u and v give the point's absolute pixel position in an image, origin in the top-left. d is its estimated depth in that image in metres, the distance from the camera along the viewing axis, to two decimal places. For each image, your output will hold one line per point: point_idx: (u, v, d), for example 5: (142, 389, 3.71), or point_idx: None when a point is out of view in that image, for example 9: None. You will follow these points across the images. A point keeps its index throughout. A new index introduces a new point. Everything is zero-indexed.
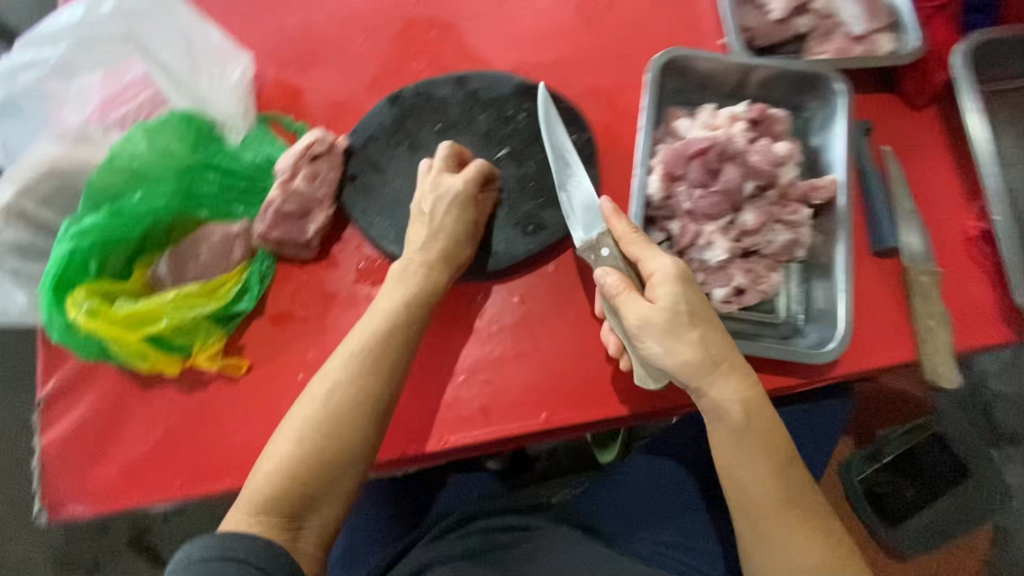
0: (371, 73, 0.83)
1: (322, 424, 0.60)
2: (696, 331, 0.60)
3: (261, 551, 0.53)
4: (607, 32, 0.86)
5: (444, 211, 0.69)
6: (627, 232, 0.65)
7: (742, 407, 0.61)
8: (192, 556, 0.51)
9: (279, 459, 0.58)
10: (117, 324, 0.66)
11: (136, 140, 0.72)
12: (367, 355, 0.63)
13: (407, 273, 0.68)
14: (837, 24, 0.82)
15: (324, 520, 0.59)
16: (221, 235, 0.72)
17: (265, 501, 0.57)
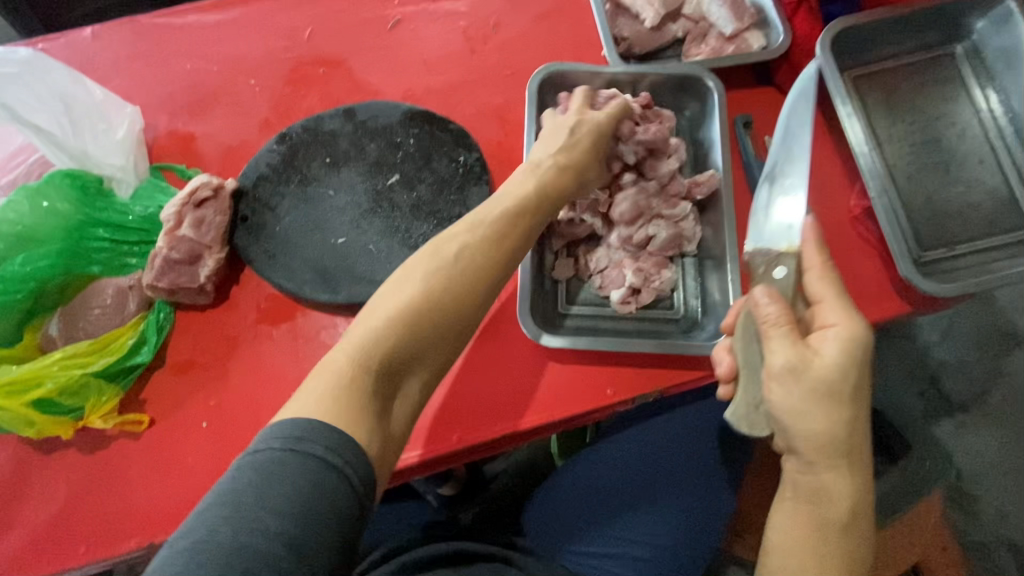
0: (263, 115, 0.85)
1: (442, 281, 0.56)
2: (841, 408, 0.58)
3: (349, 452, 0.43)
4: (493, 53, 0.88)
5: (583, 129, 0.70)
6: (816, 263, 0.63)
7: (850, 507, 0.60)
8: (302, 439, 0.43)
9: (394, 313, 0.53)
10: (3, 391, 0.64)
11: (18, 202, 0.71)
12: (502, 228, 0.61)
13: (539, 169, 0.67)
14: (707, 26, 0.86)
15: (415, 391, 0.54)
16: (114, 289, 0.72)
17: (366, 351, 0.50)
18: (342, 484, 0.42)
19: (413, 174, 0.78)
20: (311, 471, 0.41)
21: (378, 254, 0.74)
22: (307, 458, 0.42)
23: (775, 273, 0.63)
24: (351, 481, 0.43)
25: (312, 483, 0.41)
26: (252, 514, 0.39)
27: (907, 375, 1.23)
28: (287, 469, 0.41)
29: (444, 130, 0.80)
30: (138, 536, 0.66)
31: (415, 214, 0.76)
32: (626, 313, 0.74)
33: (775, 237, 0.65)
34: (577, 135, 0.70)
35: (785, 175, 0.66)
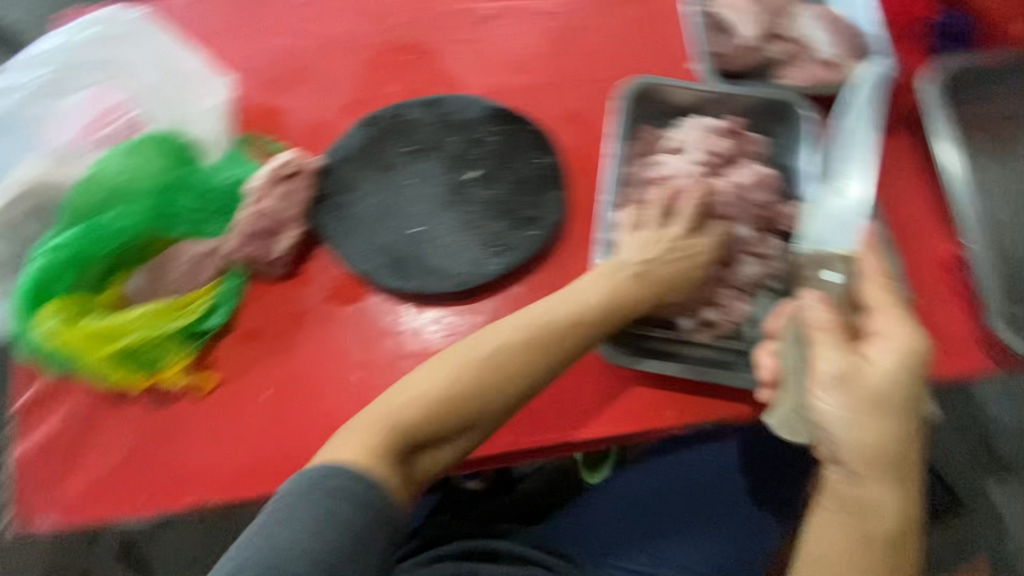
0: (347, 96, 0.85)
1: (481, 372, 0.60)
2: (890, 420, 0.55)
3: (359, 491, 0.54)
4: (581, 57, 0.87)
5: (681, 258, 0.68)
6: (874, 274, 0.61)
7: (896, 520, 0.57)
8: (326, 480, 0.54)
9: (428, 390, 0.60)
10: (93, 337, 0.69)
11: (115, 159, 0.74)
12: (542, 331, 0.63)
13: (619, 271, 0.67)
14: (809, 48, 0.82)
15: (433, 459, 0.61)
16: (192, 255, 0.73)
17: (398, 428, 0.58)
18: (363, 517, 0.53)
19: (491, 171, 0.77)
20: (328, 503, 0.53)
21: (449, 248, 0.75)
22: (329, 496, 0.53)
23: (826, 276, 0.64)
24: (377, 512, 0.54)
25: (336, 520, 0.52)
26: (296, 536, 0.51)
27: (956, 431, 1.16)
28: (310, 511, 0.52)
29: (526, 131, 0.79)
30: (197, 494, 0.69)
31: (490, 212, 0.76)
32: (696, 340, 0.72)
33: (831, 240, 0.67)
34: (668, 242, 0.69)
35: (847, 178, 0.68)
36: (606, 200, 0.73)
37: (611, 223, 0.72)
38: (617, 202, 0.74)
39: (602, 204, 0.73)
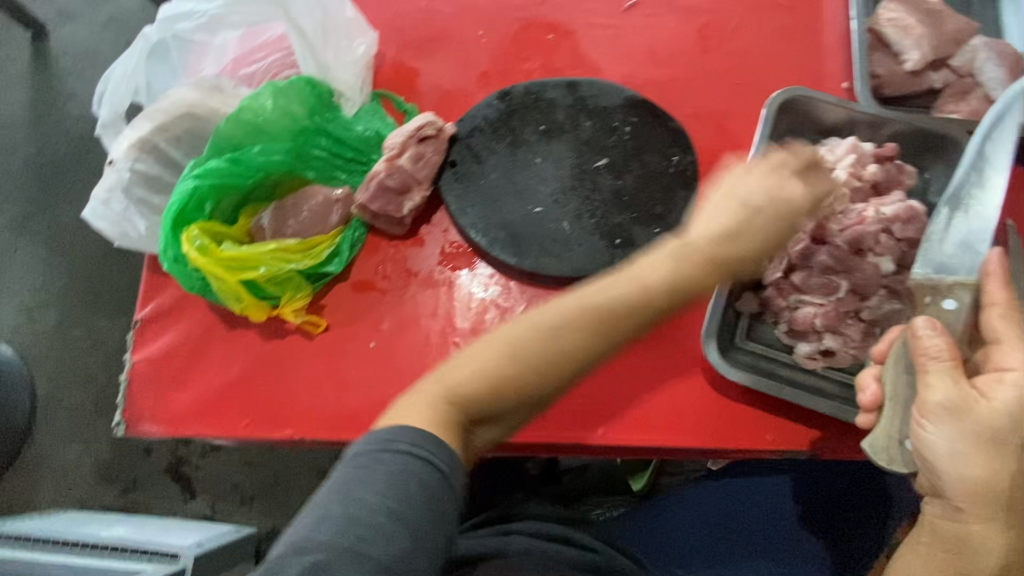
0: (484, 67, 0.85)
1: (536, 347, 0.51)
2: (1005, 457, 0.52)
3: (426, 450, 0.48)
4: (725, 59, 0.84)
5: (734, 212, 0.55)
6: (1003, 303, 0.56)
7: (998, 560, 0.55)
8: (392, 442, 0.48)
9: (484, 364, 0.52)
10: (222, 265, 0.69)
11: (262, 96, 0.74)
12: (631, 294, 0.53)
13: (685, 247, 0.54)
14: (974, 84, 0.78)
15: (490, 434, 0.56)
16: (323, 198, 0.75)
17: (457, 401, 0.52)
18: (436, 469, 0.47)
19: (622, 162, 0.76)
20: (399, 463, 0.47)
21: (570, 233, 0.74)
22: (395, 455, 0.47)
23: (945, 306, 0.57)
24: (449, 468, 0.48)
25: (408, 475, 0.46)
26: (366, 498, 0.45)
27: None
28: (382, 469, 0.47)
29: (663, 126, 0.78)
30: (295, 428, 0.71)
31: (616, 203, 0.74)
32: (809, 368, 0.70)
33: (947, 263, 0.57)
34: (782, 187, 0.55)
35: (973, 201, 0.57)
36: None
37: None
38: None
39: None
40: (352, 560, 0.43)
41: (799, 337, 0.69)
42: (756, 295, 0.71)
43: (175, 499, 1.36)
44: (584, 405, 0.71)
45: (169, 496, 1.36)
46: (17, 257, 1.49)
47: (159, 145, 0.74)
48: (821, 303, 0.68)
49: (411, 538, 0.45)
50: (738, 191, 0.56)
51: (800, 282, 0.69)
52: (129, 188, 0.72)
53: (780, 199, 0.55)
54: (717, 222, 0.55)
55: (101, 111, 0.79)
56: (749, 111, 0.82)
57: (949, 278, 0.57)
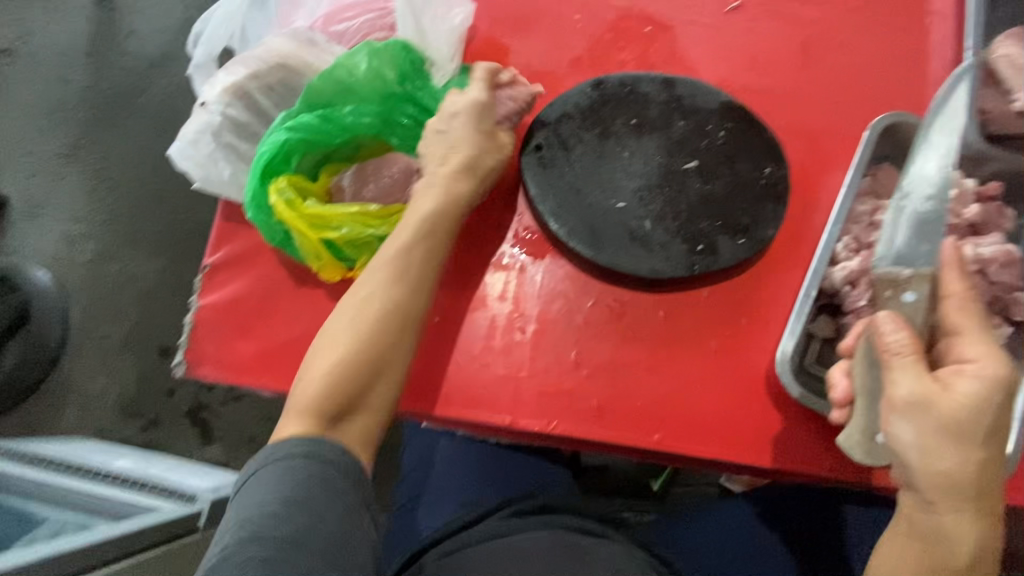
0: (577, 53, 0.84)
1: (365, 326, 0.65)
2: (977, 449, 0.52)
3: (317, 448, 0.60)
4: (826, 73, 0.82)
5: (460, 125, 0.73)
6: (963, 294, 0.56)
7: (969, 550, 0.55)
8: (275, 453, 0.60)
9: (325, 366, 0.64)
10: (304, 221, 0.69)
11: (358, 55, 0.74)
12: (405, 266, 0.67)
13: (430, 188, 0.71)
14: None
15: (367, 423, 0.64)
16: (403, 165, 0.76)
17: (306, 409, 0.62)
18: (331, 464, 0.59)
19: (712, 166, 0.74)
20: (292, 469, 0.58)
21: (651, 234, 0.72)
22: (281, 461, 0.59)
23: (905, 299, 0.60)
24: (335, 460, 0.60)
25: (293, 469, 0.58)
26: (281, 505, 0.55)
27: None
28: (270, 473, 0.58)
29: (758, 135, 0.76)
30: None
31: (702, 208, 0.73)
32: None
33: (904, 255, 0.62)
34: (457, 120, 0.73)
35: (912, 195, 0.66)
36: (830, 230, 0.70)
37: (829, 251, 0.70)
38: (840, 237, 0.70)
39: (825, 232, 0.70)
40: (256, 543, 0.53)
41: None
42: (833, 320, 0.70)
43: (191, 442, 1.38)
44: (644, 407, 0.70)
45: (186, 438, 1.38)
46: (64, 185, 1.51)
47: (252, 93, 0.73)
48: None
49: (310, 518, 0.55)
50: (466, 112, 0.73)
51: None
52: (218, 132, 0.72)
53: (481, 122, 0.74)
54: (435, 171, 0.72)
55: (195, 51, 0.78)
56: (845, 131, 0.80)
57: (909, 269, 0.61)
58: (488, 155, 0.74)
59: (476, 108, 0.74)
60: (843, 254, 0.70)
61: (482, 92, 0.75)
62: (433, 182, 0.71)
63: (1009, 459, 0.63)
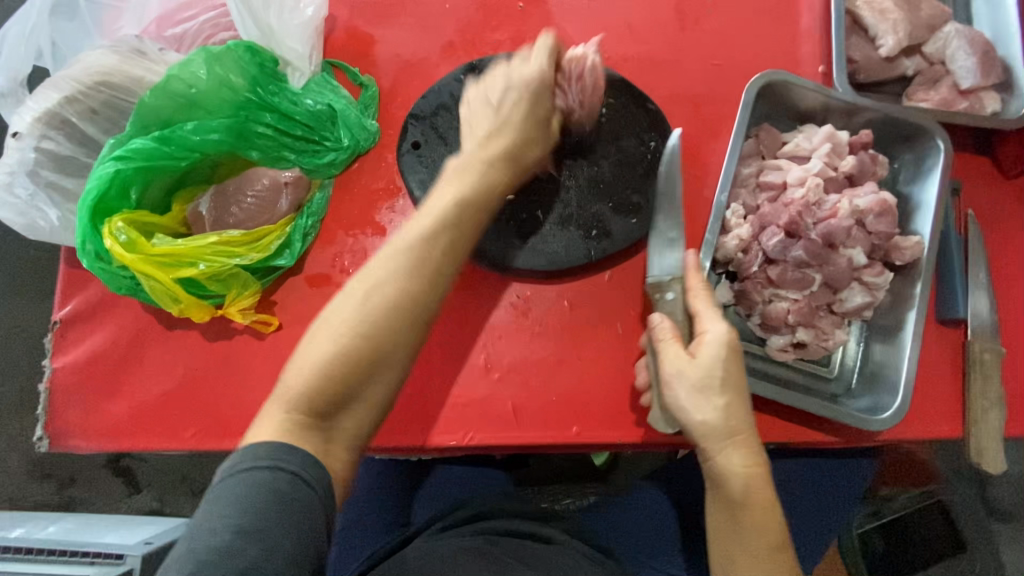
0: (449, 36, 0.78)
1: (370, 314, 0.52)
2: (725, 398, 0.57)
3: (313, 467, 0.47)
4: (702, 37, 0.80)
5: (512, 106, 0.65)
6: (699, 286, 0.63)
7: (746, 489, 0.57)
8: (239, 464, 0.45)
9: (319, 359, 0.50)
10: (153, 261, 0.62)
11: (193, 63, 0.63)
12: (433, 254, 0.56)
13: (466, 169, 0.62)
14: (946, 72, 0.78)
15: (356, 427, 0.52)
16: (270, 180, 0.68)
17: (298, 398, 0.49)
18: (306, 484, 0.46)
19: (596, 146, 0.72)
20: (251, 485, 0.44)
21: (543, 223, 0.70)
22: (249, 473, 0.45)
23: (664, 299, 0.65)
24: (306, 475, 0.46)
25: (258, 486, 0.44)
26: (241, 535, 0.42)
27: (956, 475, 1.11)
28: (230, 491, 0.44)
29: (641, 108, 0.74)
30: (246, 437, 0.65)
31: (591, 191, 0.71)
32: (780, 360, 0.70)
33: (661, 266, 0.67)
34: (511, 93, 0.65)
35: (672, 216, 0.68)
36: (719, 199, 0.67)
37: (720, 220, 0.67)
38: (728, 204, 0.68)
39: (714, 203, 0.67)
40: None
41: (772, 330, 0.69)
42: (731, 287, 0.70)
43: (116, 495, 1.24)
44: (559, 401, 0.68)
45: (110, 490, 1.23)
46: None
47: (71, 120, 0.63)
48: (794, 298, 0.67)
49: (269, 551, 0.42)
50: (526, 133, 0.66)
51: (775, 276, 0.67)
52: (35, 170, 0.62)
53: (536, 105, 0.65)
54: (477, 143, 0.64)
55: None
56: (728, 93, 0.79)
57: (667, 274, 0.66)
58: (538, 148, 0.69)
59: (530, 86, 0.65)
60: (733, 221, 0.68)
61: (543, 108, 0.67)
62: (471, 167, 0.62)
63: (900, 405, 0.64)
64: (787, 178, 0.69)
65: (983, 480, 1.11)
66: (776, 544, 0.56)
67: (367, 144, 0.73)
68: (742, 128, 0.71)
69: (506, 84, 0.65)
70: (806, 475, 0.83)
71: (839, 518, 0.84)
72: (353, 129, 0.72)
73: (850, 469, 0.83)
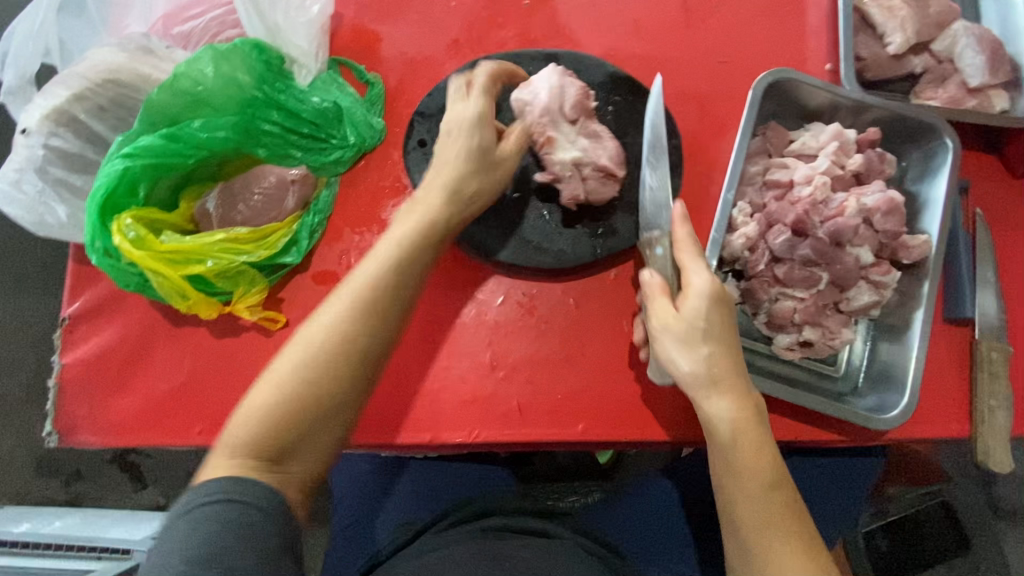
0: (455, 34, 0.78)
1: (311, 365, 0.52)
2: (708, 347, 0.57)
3: (265, 499, 0.47)
4: (709, 34, 0.80)
5: (450, 146, 0.62)
6: (686, 240, 0.62)
7: (734, 434, 0.56)
8: (193, 500, 0.46)
9: (262, 408, 0.50)
10: (161, 258, 0.62)
11: (201, 61, 0.64)
12: (370, 298, 0.54)
13: (410, 213, 0.60)
14: (954, 70, 0.77)
15: (312, 467, 0.52)
16: (276, 178, 0.69)
17: (241, 446, 0.49)
18: (257, 511, 0.46)
19: None
20: (205, 517, 0.45)
21: (549, 222, 0.71)
22: (194, 512, 0.45)
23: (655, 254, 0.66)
24: (257, 504, 0.46)
25: (203, 522, 0.45)
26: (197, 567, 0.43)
27: (962, 474, 1.11)
28: (180, 529, 0.45)
29: (648, 106, 0.74)
30: None
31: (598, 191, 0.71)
32: (786, 358, 0.69)
33: (653, 219, 0.67)
34: (452, 136, 0.63)
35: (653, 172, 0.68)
36: (726, 197, 0.67)
37: (728, 218, 0.67)
38: (735, 203, 0.68)
39: (721, 200, 0.67)
40: None
41: (778, 329, 0.69)
42: (738, 286, 0.69)
43: (122, 491, 1.24)
44: (565, 399, 0.68)
45: (116, 486, 1.24)
46: None
47: (79, 118, 0.63)
48: (801, 297, 0.67)
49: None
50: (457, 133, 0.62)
51: (781, 275, 0.67)
52: (43, 168, 0.62)
53: (475, 138, 0.62)
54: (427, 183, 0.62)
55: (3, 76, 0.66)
56: (735, 91, 0.79)
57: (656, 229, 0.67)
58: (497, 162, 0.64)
59: (468, 125, 0.62)
60: (740, 220, 0.68)
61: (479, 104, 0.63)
62: (417, 205, 0.61)
63: (909, 404, 0.64)
64: (794, 176, 0.69)
65: (988, 480, 1.11)
66: (771, 485, 0.56)
67: (374, 141, 0.73)
68: (749, 126, 0.71)
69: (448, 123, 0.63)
70: (811, 474, 0.83)
71: (844, 517, 0.84)
72: (359, 127, 0.72)
73: (855, 469, 0.84)
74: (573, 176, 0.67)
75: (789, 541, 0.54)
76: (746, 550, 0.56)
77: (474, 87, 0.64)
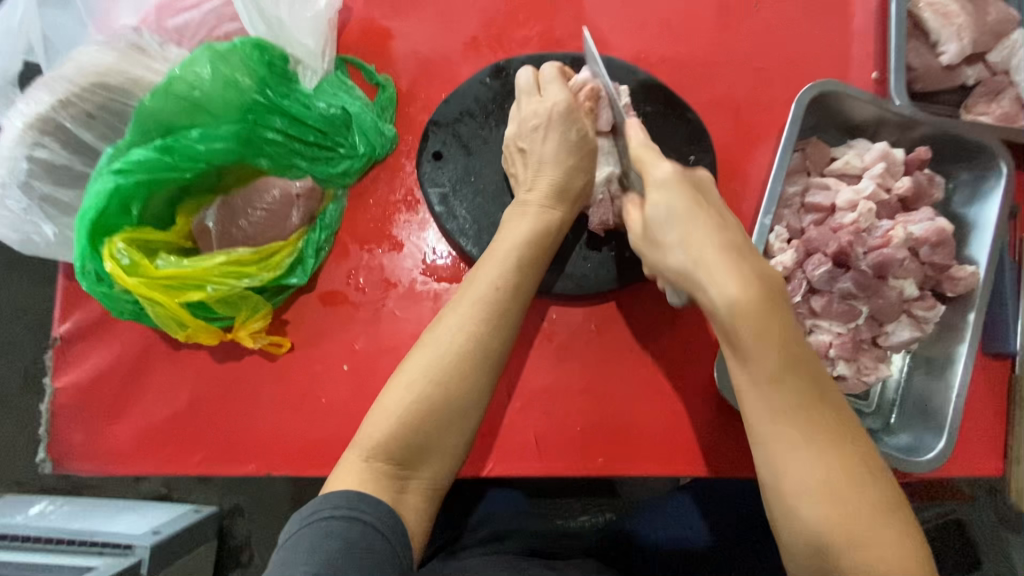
0: (472, 31, 0.72)
1: (442, 365, 0.51)
2: (676, 228, 0.48)
3: (388, 520, 0.46)
4: (748, 37, 0.74)
5: (545, 145, 0.60)
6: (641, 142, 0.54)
7: (732, 322, 0.45)
8: (319, 510, 0.45)
9: (396, 417, 0.49)
10: (157, 285, 0.58)
11: (197, 62, 0.58)
12: (498, 308, 0.54)
13: (523, 211, 0.59)
14: (1010, 83, 0.72)
15: (433, 480, 0.51)
16: (281, 192, 0.63)
17: (373, 450, 0.48)
18: (378, 534, 0.45)
19: None
20: (328, 530, 0.43)
21: (573, 245, 0.66)
22: (323, 523, 0.44)
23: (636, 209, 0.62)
24: (379, 525, 0.45)
25: (332, 536, 0.43)
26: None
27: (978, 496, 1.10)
28: (306, 539, 0.43)
29: (681, 118, 0.68)
30: (257, 463, 0.62)
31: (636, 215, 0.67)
32: None
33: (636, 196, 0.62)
34: (539, 134, 0.60)
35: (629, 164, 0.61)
36: (763, 221, 0.62)
37: (763, 244, 0.62)
38: (773, 228, 0.63)
39: (758, 225, 0.62)
40: None
41: None
42: None
43: (121, 483, 1.22)
44: (586, 430, 0.65)
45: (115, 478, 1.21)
46: None
47: (65, 126, 0.58)
48: (838, 331, 0.63)
49: None
50: (547, 121, 0.60)
51: (818, 307, 0.63)
52: (27, 182, 0.57)
53: (569, 132, 0.60)
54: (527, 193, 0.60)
55: None
56: (773, 100, 0.73)
57: None
58: (586, 163, 0.61)
59: (558, 117, 0.60)
60: (776, 246, 0.63)
61: (562, 94, 0.61)
62: (529, 205, 0.59)
63: (946, 443, 0.61)
64: (836, 200, 0.65)
65: (998, 497, 1.09)
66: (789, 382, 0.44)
67: (384, 150, 0.68)
68: (794, 141, 0.66)
69: (528, 122, 0.61)
70: None
71: None
72: (369, 134, 0.67)
73: None
74: (604, 200, 0.63)
75: (808, 439, 0.44)
76: (777, 473, 0.44)
77: (546, 80, 0.63)
